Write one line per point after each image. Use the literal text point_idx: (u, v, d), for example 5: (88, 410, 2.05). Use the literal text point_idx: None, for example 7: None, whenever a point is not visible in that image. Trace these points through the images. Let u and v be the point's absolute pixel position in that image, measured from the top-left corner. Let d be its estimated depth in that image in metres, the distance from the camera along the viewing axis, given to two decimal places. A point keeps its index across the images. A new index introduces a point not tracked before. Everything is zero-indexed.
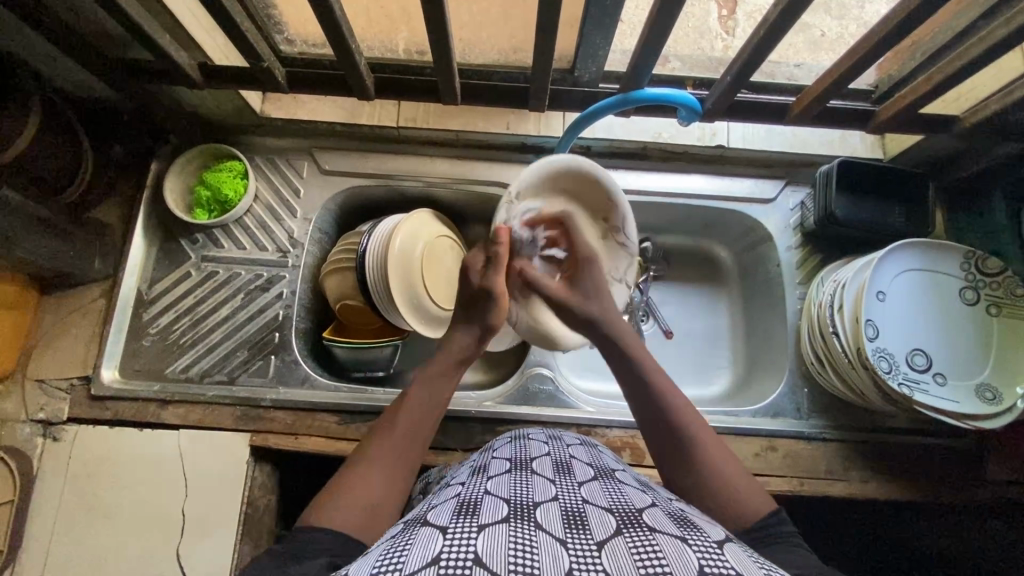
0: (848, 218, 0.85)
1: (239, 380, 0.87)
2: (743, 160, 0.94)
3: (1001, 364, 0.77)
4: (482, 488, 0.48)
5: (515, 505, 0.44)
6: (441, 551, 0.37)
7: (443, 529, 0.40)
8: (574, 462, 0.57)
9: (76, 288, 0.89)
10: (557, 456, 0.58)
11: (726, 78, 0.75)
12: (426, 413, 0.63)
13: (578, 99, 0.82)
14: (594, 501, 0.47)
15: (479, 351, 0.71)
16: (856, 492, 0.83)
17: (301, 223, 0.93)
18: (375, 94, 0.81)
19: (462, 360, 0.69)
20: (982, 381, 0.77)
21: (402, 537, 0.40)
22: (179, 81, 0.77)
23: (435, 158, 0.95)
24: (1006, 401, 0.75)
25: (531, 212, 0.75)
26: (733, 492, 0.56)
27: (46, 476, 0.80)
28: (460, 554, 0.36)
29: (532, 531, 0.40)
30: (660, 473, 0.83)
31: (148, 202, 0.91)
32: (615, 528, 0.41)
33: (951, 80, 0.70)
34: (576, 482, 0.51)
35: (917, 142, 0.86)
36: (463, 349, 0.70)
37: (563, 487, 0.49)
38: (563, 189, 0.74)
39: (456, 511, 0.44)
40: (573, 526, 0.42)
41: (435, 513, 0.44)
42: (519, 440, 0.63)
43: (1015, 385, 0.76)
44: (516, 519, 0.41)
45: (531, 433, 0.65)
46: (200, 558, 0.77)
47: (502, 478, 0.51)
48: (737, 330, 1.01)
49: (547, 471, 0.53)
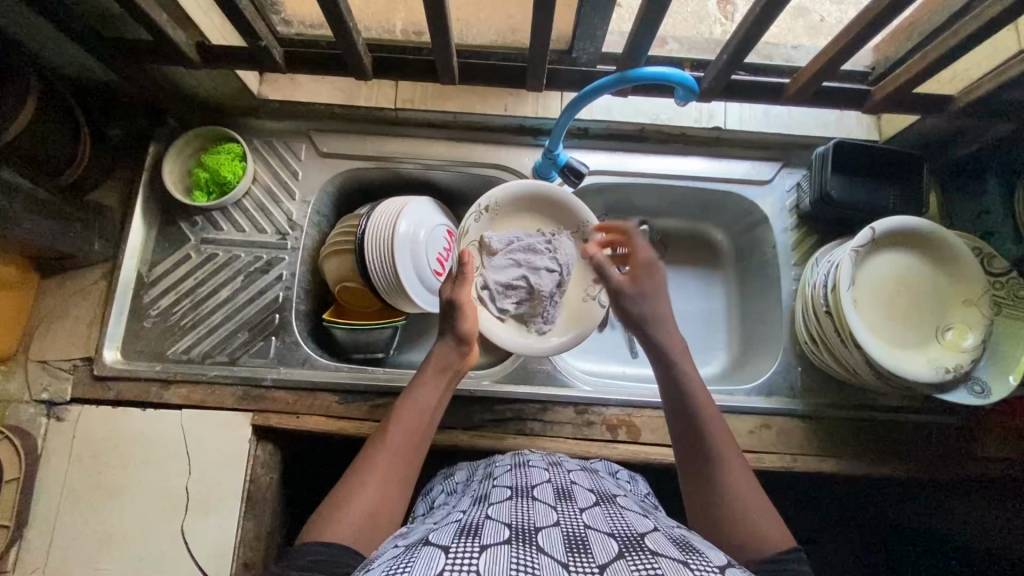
0: (843, 199, 0.86)
1: (240, 361, 0.88)
2: (741, 142, 0.94)
3: (996, 361, 0.76)
4: (482, 514, 0.49)
5: (516, 528, 0.45)
6: (444, 568, 0.38)
7: (445, 548, 0.41)
8: (576, 489, 0.58)
9: (77, 270, 0.89)
10: (558, 483, 0.59)
11: (723, 57, 0.75)
12: (427, 417, 0.68)
13: (577, 80, 0.82)
14: (596, 526, 0.48)
15: (465, 360, 0.75)
16: (849, 469, 0.84)
17: (299, 206, 0.93)
18: (373, 76, 0.81)
19: (453, 367, 0.74)
20: (972, 375, 0.76)
21: (404, 557, 0.42)
22: (176, 61, 0.76)
23: (433, 140, 0.95)
24: (993, 396, 0.75)
25: (928, 279, 0.80)
26: (756, 523, 0.56)
27: (52, 455, 0.81)
28: (463, 572, 0.37)
29: (533, 553, 0.41)
30: (655, 450, 0.85)
31: (147, 184, 0.91)
32: (616, 552, 0.42)
33: (945, 58, 0.70)
34: (578, 509, 0.52)
35: (913, 123, 0.87)
36: (452, 354, 0.74)
37: (565, 513, 0.50)
38: (948, 287, 0.80)
39: (458, 532, 0.45)
40: (575, 550, 0.43)
41: (436, 535, 0.45)
42: (520, 468, 0.64)
43: (1004, 380, 0.75)
44: (517, 542, 0.43)
45: (532, 461, 0.66)
46: (205, 534, 0.79)
47: (503, 504, 0.52)
48: (732, 312, 1.03)
49: (548, 498, 0.54)
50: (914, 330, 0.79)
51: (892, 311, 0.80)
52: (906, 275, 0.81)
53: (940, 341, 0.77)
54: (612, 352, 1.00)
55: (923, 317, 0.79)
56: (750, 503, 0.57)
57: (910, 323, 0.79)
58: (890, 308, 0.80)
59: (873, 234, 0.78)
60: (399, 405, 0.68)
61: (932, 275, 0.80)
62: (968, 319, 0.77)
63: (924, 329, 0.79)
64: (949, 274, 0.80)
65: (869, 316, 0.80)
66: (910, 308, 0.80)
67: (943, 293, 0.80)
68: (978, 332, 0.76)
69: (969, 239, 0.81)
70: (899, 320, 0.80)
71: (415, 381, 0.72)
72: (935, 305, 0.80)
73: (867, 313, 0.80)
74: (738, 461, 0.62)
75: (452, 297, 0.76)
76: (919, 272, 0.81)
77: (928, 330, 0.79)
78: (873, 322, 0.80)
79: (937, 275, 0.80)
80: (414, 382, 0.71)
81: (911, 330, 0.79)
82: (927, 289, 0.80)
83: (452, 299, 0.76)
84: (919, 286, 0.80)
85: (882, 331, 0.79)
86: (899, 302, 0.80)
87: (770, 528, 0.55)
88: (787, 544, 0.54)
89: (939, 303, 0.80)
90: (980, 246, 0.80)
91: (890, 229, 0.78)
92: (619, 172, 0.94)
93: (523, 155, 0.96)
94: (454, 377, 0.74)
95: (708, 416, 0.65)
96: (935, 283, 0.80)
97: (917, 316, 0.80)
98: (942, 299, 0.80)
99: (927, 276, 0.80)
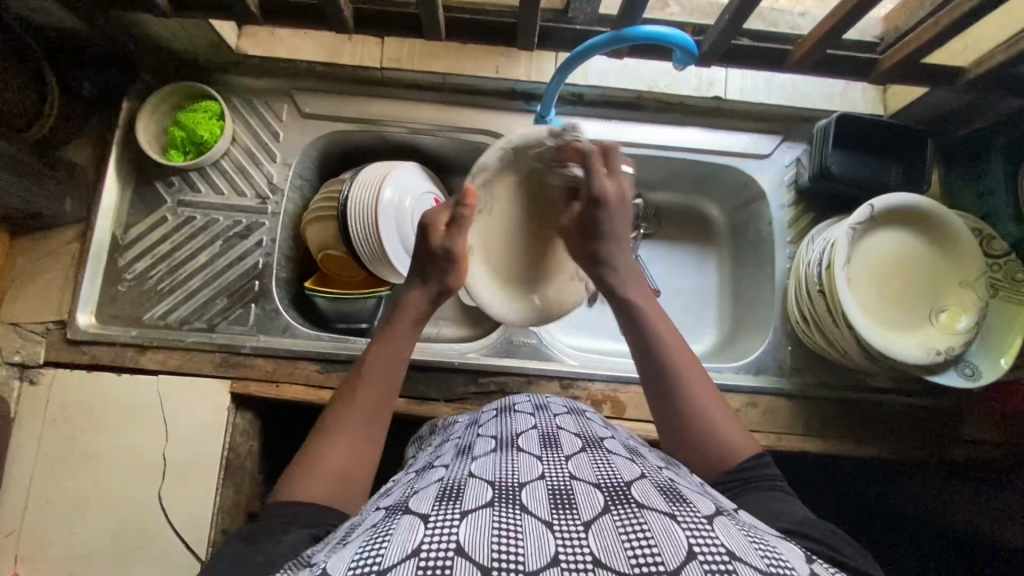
0: (842, 174, 0.84)
1: (218, 328, 0.85)
2: (739, 114, 0.91)
3: (989, 344, 0.75)
4: (466, 472, 0.47)
5: (500, 487, 0.43)
6: (421, 541, 0.36)
7: (424, 517, 0.39)
8: (562, 434, 0.56)
9: (49, 231, 0.86)
10: (544, 429, 0.57)
11: (724, 18, 0.70)
12: (396, 368, 0.65)
13: (570, 39, 0.77)
14: (581, 476, 0.46)
15: (435, 302, 0.70)
16: (832, 449, 0.84)
17: (280, 168, 0.90)
18: (355, 31, 0.76)
19: (420, 315, 0.68)
20: (964, 357, 0.75)
21: (383, 526, 0.40)
22: (144, 7, 0.72)
23: (420, 103, 0.91)
24: (983, 378, 0.74)
25: (918, 254, 0.78)
26: (728, 446, 0.58)
27: (25, 419, 0.80)
28: (441, 543, 0.36)
29: (517, 514, 0.39)
30: (640, 426, 0.84)
31: (120, 142, 0.87)
32: (601, 506, 0.41)
33: (959, 24, 0.66)
34: (564, 456, 0.50)
35: (920, 97, 0.83)
36: (425, 304, 0.69)
37: (551, 463, 0.48)
38: (943, 265, 0.78)
39: (439, 496, 0.43)
40: (559, 506, 0.41)
41: (418, 500, 0.43)
42: (505, 415, 0.62)
43: (995, 363, 0.74)
44: (501, 503, 0.41)
45: (518, 405, 0.65)
46: (182, 502, 0.78)
47: (488, 458, 0.50)
48: (724, 288, 1.01)
49: (534, 447, 0.52)
50: (906, 310, 0.77)
51: (885, 289, 0.78)
52: (899, 252, 0.79)
53: (933, 322, 0.76)
54: (601, 329, 0.98)
55: (917, 292, 0.78)
56: (712, 419, 0.59)
57: (902, 303, 0.78)
58: (881, 287, 0.78)
59: (869, 208, 0.75)
60: (369, 359, 0.65)
61: (928, 254, 0.78)
62: (963, 300, 0.76)
63: (917, 309, 0.77)
64: (941, 238, 0.77)
65: (861, 295, 0.78)
66: (902, 280, 0.78)
67: (938, 271, 0.78)
68: (973, 314, 0.75)
69: (969, 219, 0.78)
70: (894, 293, 0.78)
71: (381, 332, 0.67)
72: (928, 286, 0.78)
73: (857, 292, 0.78)
74: (704, 380, 0.62)
75: (445, 245, 0.67)
76: (911, 248, 0.79)
77: (920, 310, 0.77)
78: (863, 296, 0.78)
79: (933, 255, 0.78)
80: (380, 333, 0.67)
81: (903, 310, 0.77)
82: (920, 265, 0.78)
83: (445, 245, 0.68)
84: (913, 264, 0.78)
85: (869, 306, 0.78)
86: (891, 277, 0.78)
87: (736, 444, 0.58)
88: (750, 458, 0.57)
89: (935, 285, 0.78)
90: (972, 222, 0.78)
91: (886, 206, 0.76)
92: (614, 142, 0.91)
93: (515, 121, 0.92)
94: (423, 319, 0.69)
95: (670, 336, 0.64)
96: (927, 258, 0.78)
97: (908, 291, 0.78)
98: (936, 276, 0.78)
99: (923, 255, 0.78)
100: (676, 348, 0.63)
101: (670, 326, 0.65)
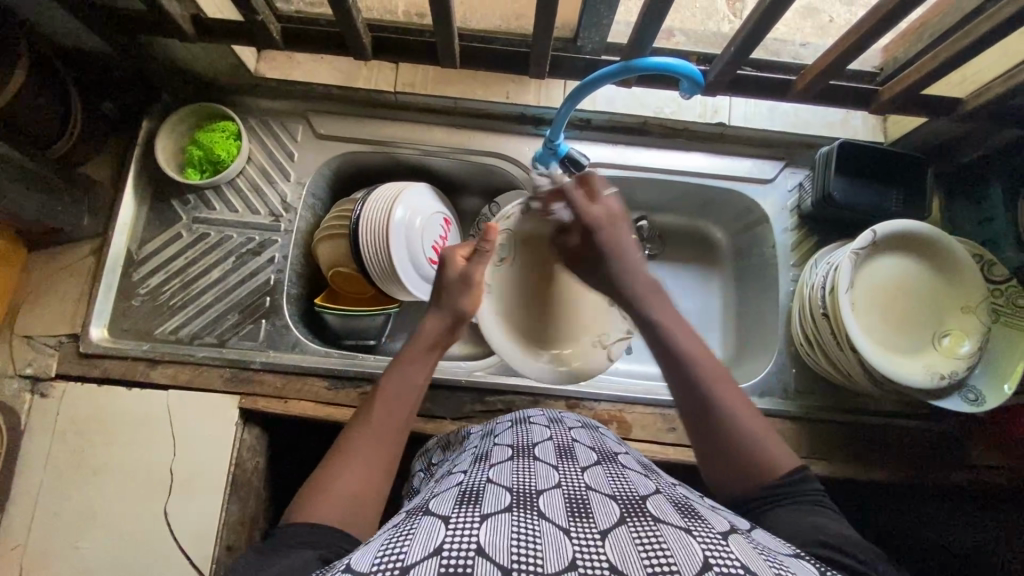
0: (844, 200, 0.85)
1: (229, 343, 0.86)
2: (743, 139, 0.93)
3: (993, 369, 0.76)
4: (484, 477, 0.48)
5: (518, 493, 0.44)
6: (444, 541, 0.37)
7: (445, 518, 0.40)
8: (577, 446, 0.57)
9: (66, 245, 0.88)
10: (559, 441, 0.57)
11: (728, 51, 0.73)
12: (409, 399, 0.66)
13: (579, 68, 0.80)
14: (597, 488, 0.47)
15: (453, 336, 0.72)
16: (839, 472, 0.84)
17: (294, 187, 0.92)
18: (373, 57, 0.79)
19: (439, 342, 0.71)
20: (967, 383, 0.76)
21: (404, 527, 0.40)
22: (171, 33, 0.75)
23: (433, 126, 0.93)
24: (987, 404, 0.74)
25: (919, 279, 0.80)
26: (766, 457, 0.56)
27: (35, 431, 0.80)
28: (463, 543, 0.36)
29: (535, 520, 0.40)
30: (646, 446, 0.84)
31: (139, 159, 0.89)
32: (618, 517, 0.42)
33: (957, 59, 0.69)
34: (580, 467, 0.51)
35: (919, 126, 0.86)
36: (438, 334, 0.71)
37: (567, 473, 0.49)
38: (945, 289, 0.79)
39: (459, 499, 0.43)
40: (576, 514, 0.42)
41: (437, 502, 0.44)
42: (520, 426, 0.62)
43: (999, 389, 0.75)
44: (520, 508, 0.41)
45: (533, 417, 0.65)
46: (187, 517, 0.78)
47: (505, 465, 0.50)
48: (729, 308, 1.02)
49: (550, 457, 0.52)
50: (909, 335, 0.78)
51: (889, 315, 0.79)
52: (900, 277, 0.80)
53: (936, 348, 0.77)
54: None
55: (921, 317, 0.79)
56: (749, 428, 0.58)
57: (904, 328, 0.79)
58: (884, 311, 0.79)
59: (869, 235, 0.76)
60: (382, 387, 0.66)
61: (929, 279, 0.80)
62: (965, 324, 0.77)
63: (922, 335, 0.78)
64: (937, 259, 0.79)
65: (863, 321, 0.79)
66: (905, 306, 0.80)
67: (940, 296, 0.79)
68: (975, 339, 0.76)
69: (969, 244, 0.80)
70: (899, 319, 0.79)
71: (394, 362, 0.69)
72: (930, 311, 0.79)
73: (861, 320, 0.79)
74: (730, 384, 0.61)
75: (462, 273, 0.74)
76: (910, 274, 0.80)
77: (923, 335, 0.78)
78: (865, 322, 0.79)
79: (934, 279, 0.79)
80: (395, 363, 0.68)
81: (905, 335, 0.78)
82: (922, 289, 0.80)
83: (463, 272, 0.74)
84: (915, 289, 0.80)
85: (874, 333, 0.78)
86: (892, 303, 0.80)
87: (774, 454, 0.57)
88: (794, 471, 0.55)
89: (937, 309, 0.79)
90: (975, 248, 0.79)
91: (888, 233, 0.77)
92: (620, 165, 0.93)
93: (523, 144, 0.94)
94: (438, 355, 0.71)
95: (689, 343, 0.63)
96: (930, 281, 0.79)
97: (911, 317, 0.79)
98: (943, 300, 0.79)
99: (924, 280, 0.80)
100: (698, 355, 0.63)
101: (687, 330, 0.65)
